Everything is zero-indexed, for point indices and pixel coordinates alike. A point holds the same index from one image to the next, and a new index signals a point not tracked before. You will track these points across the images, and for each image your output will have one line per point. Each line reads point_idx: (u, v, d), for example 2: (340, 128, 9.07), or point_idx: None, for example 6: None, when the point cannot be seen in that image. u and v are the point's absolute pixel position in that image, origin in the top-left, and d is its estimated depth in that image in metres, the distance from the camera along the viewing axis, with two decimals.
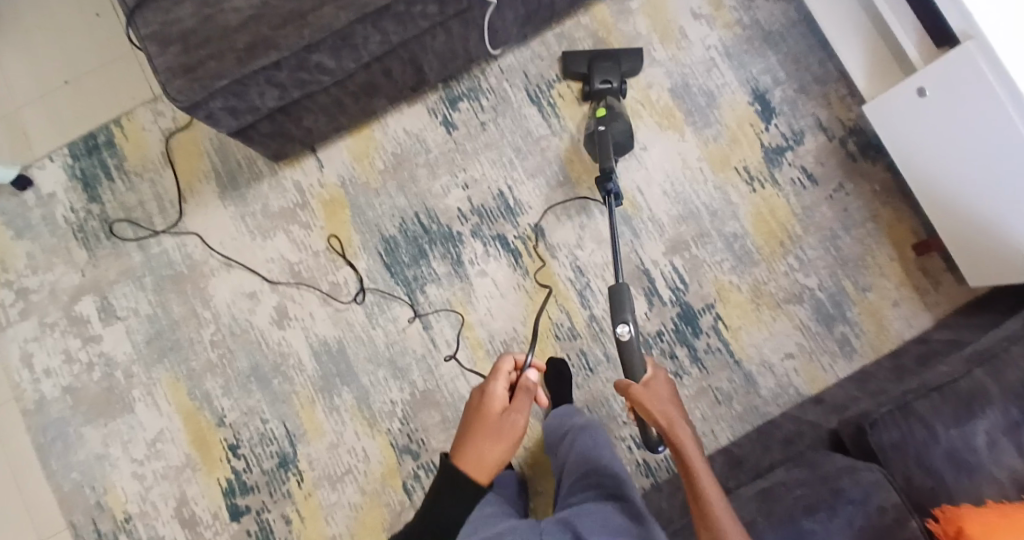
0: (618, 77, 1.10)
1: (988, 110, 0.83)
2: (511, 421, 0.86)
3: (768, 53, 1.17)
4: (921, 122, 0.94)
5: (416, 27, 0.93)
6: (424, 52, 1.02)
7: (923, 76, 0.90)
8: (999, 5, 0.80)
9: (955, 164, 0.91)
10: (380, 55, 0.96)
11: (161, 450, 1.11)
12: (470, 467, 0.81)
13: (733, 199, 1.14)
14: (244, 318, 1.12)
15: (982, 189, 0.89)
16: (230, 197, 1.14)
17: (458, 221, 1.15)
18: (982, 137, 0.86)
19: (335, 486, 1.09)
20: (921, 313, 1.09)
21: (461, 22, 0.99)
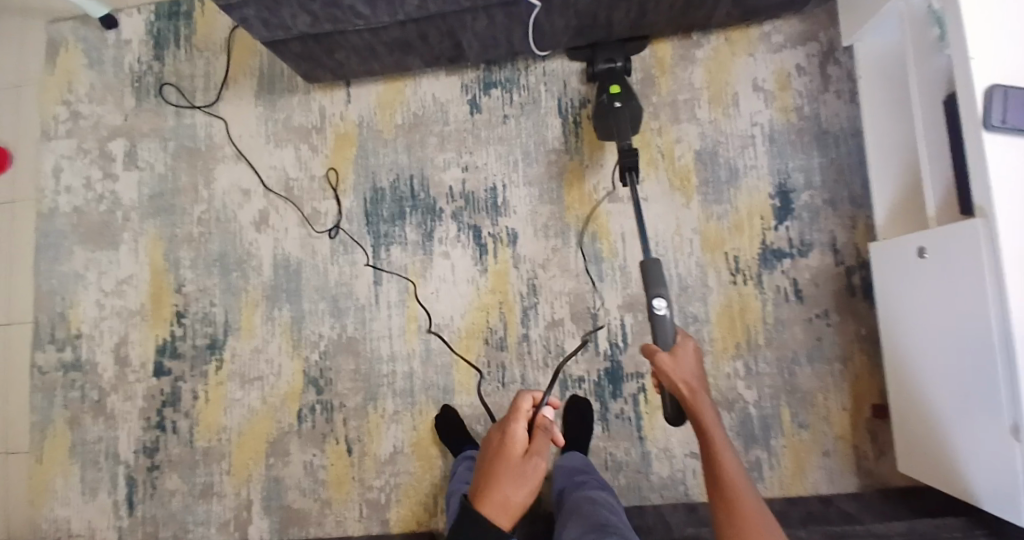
0: (622, 57, 1.11)
1: (969, 303, 0.77)
2: (534, 464, 0.75)
3: (813, 153, 1.10)
4: (913, 282, 0.88)
5: (455, 4, 0.95)
6: (464, 30, 1.05)
7: (928, 237, 0.84)
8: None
9: (932, 335, 0.85)
10: (416, 18, 1.00)
11: (125, 291, 1.25)
12: (494, 516, 0.71)
13: (709, 282, 1.09)
14: (231, 209, 1.23)
15: (941, 374, 0.84)
16: (263, 98, 1.24)
17: (446, 198, 1.18)
18: (961, 322, 0.79)
19: (243, 385, 1.19)
20: (848, 474, 1.03)
21: (505, 13, 1.01)
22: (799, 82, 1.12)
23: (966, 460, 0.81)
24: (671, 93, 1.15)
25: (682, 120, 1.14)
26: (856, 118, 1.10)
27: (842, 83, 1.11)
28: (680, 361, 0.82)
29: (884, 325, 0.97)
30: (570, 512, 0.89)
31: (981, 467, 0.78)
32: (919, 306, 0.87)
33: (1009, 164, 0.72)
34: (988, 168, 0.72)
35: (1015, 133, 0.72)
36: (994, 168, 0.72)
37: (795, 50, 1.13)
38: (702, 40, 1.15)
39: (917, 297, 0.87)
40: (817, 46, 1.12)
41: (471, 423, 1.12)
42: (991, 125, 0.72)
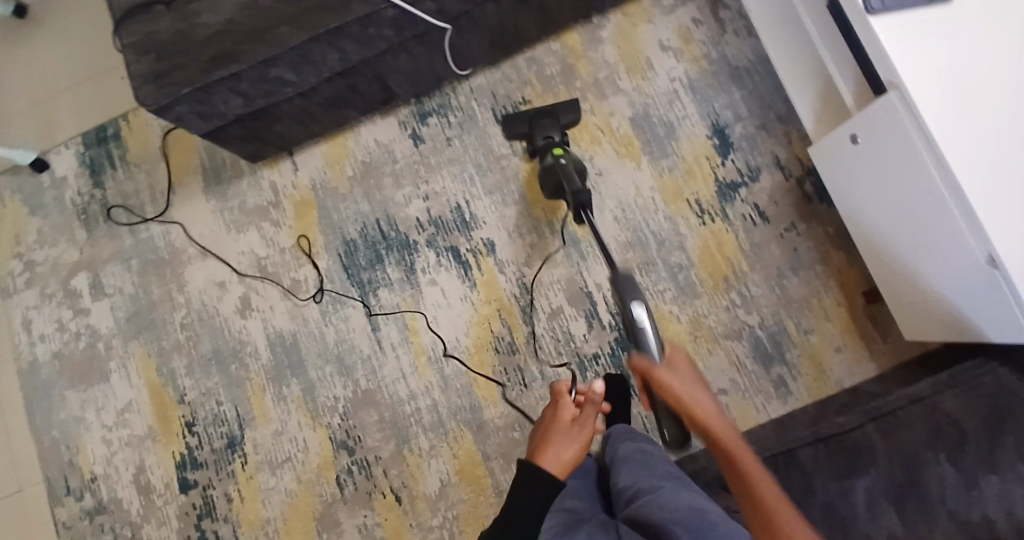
0: (559, 131, 1.19)
1: (908, 165, 0.84)
2: (579, 427, 0.85)
3: (732, 89, 1.18)
4: (860, 166, 0.94)
5: (375, 47, 1.00)
6: (389, 70, 1.10)
7: (857, 123, 0.91)
8: (922, 59, 0.79)
9: (888, 205, 0.92)
10: (342, 70, 1.04)
11: (128, 419, 1.22)
12: (549, 464, 0.79)
13: (681, 230, 1.15)
14: (212, 305, 1.23)
15: (909, 235, 0.90)
16: (213, 192, 1.26)
17: (416, 230, 1.21)
18: (907, 184, 0.86)
19: (275, 471, 1.17)
20: (864, 361, 1.09)
21: (422, 43, 1.06)
22: (699, 32, 1.21)
23: (961, 305, 0.86)
24: (591, 74, 1.23)
25: (609, 95, 1.22)
26: (759, 49, 1.19)
27: (735, 22, 1.21)
28: (678, 371, 0.77)
29: (848, 216, 1.04)
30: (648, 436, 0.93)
31: (976, 306, 0.83)
32: (870, 185, 0.94)
33: (898, 36, 0.80)
34: (882, 43, 0.80)
35: (895, 10, 0.80)
36: (887, 43, 0.80)
37: (687, 7, 1.23)
38: (602, 21, 1.24)
39: (865, 177, 0.94)
40: None
41: (508, 431, 1.14)
42: (874, 9, 0.80)
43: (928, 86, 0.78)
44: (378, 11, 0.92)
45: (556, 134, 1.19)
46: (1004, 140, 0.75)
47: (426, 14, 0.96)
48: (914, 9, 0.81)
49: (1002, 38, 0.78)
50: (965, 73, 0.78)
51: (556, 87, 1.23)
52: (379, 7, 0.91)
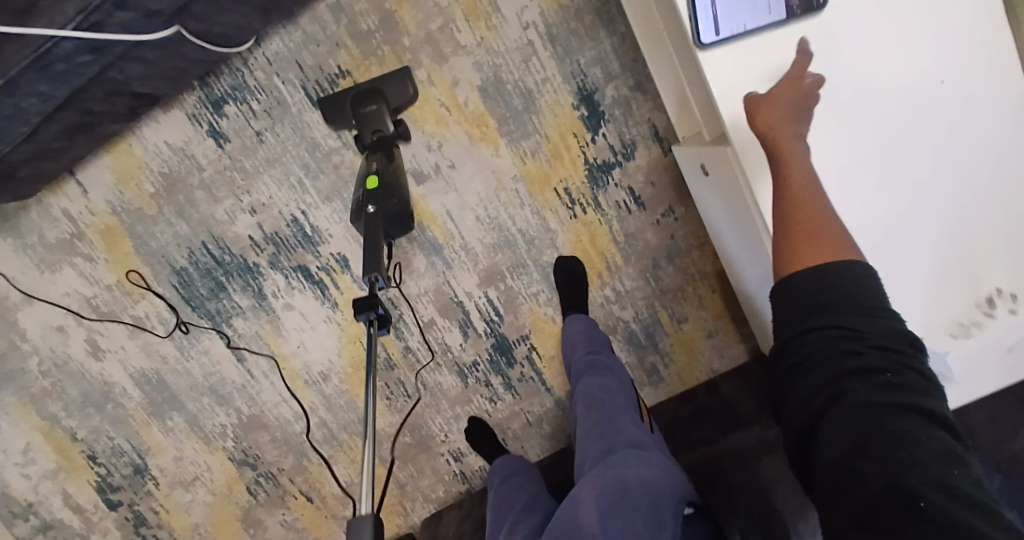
0: (390, 119, 0.93)
1: (749, 220, 0.71)
2: None
3: (601, 35, 0.92)
4: (714, 196, 0.80)
5: (78, 77, 0.77)
6: (130, 81, 0.85)
7: (705, 153, 0.74)
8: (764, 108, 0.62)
9: (737, 243, 0.80)
10: (57, 106, 0.81)
11: (35, 456, 1.19)
12: None
13: (551, 225, 0.99)
14: (61, 351, 1.13)
15: (757, 278, 0.80)
16: (5, 228, 1.07)
17: (253, 250, 1.04)
18: (753, 237, 0.73)
19: (188, 488, 1.21)
20: (734, 343, 1.02)
21: (151, 48, 0.79)
22: None
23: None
24: (421, 26, 0.93)
25: (449, 56, 0.94)
26: None
27: None
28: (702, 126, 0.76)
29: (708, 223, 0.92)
30: (591, 412, 0.83)
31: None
32: (722, 217, 0.81)
33: (734, 69, 0.62)
34: (718, 85, 0.62)
35: (735, 38, 0.61)
36: (723, 83, 0.62)
37: None
38: None
39: (716, 208, 0.81)
40: None
41: (400, 436, 1.11)
42: (706, 41, 0.61)
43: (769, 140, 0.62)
44: (48, 50, 0.71)
45: (387, 126, 0.93)
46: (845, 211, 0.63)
47: (120, 31, 0.73)
48: (765, 31, 0.61)
49: (868, 72, 0.62)
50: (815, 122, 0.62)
51: (378, 50, 0.95)
52: (45, 46, 0.70)
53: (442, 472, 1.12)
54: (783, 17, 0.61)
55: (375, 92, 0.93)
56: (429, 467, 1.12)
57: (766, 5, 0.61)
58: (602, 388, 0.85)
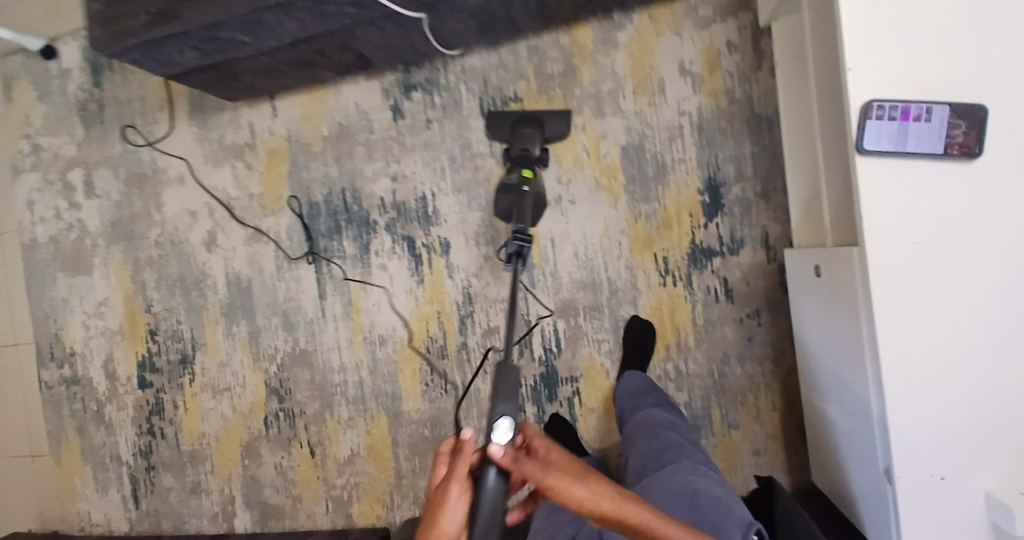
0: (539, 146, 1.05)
1: (850, 323, 0.74)
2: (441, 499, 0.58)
3: (745, 140, 1.02)
4: (818, 299, 0.84)
5: (336, 23, 0.93)
6: (359, 41, 1.02)
7: (824, 255, 0.79)
8: (904, 222, 0.66)
9: (825, 345, 0.84)
10: (304, 38, 0.98)
11: (105, 313, 1.34)
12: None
13: (638, 285, 1.08)
14: (183, 232, 1.29)
15: (835, 385, 0.83)
16: (196, 118, 1.27)
17: (378, 210, 1.19)
18: (846, 339, 0.76)
19: (216, 395, 1.29)
20: (777, 470, 1.04)
21: (393, 23, 0.97)
22: (729, 60, 1.02)
23: (853, 469, 0.82)
24: (594, 83, 1.08)
25: (606, 113, 1.08)
26: None
27: None
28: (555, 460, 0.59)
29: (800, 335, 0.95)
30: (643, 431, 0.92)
31: (862, 480, 0.79)
32: (818, 320, 0.85)
33: (878, 188, 0.67)
34: (863, 193, 0.67)
35: (891, 153, 0.66)
36: (870, 192, 0.67)
37: (725, 24, 1.02)
38: (623, 21, 1.06)
39: (815, 310, 0.86)
40: (749, 17, 1.01)
41: (419, 427, 1.19)
42: (866, 148, 0.66)
43: (896, 256, 0.67)
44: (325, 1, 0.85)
45: (534, 149, 1.05)
46: (948, 345, 0.66)
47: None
48: (921, 157, 0.65)
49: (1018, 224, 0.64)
50: (946, 259, 0.66)
51: (552, 90, 1.10)
52: None
53: None
54: (941, 150, 0.64)
55: (533, 121, 1.07)
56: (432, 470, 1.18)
57: (929, 138, 0.64)
58: (659, 421, 0.93)
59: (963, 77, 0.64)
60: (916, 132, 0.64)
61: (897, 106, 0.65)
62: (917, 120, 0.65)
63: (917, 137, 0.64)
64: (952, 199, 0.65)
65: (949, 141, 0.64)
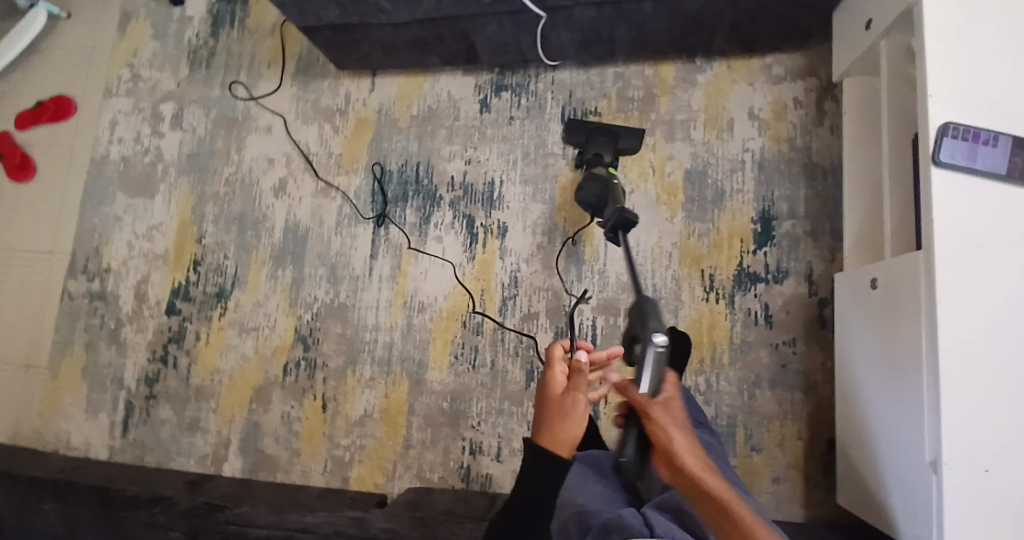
0: (610, 153, 1.12)
1: (908, 323, 0.81)
2: (574, 399, 0.69)
3: (800, 184, 1.13)
4: (872, 310, 0.91)
5: (471, 6, 1.05)
6: (478, 31, 1.14)
7: (885, 265, 0.88)
8: (971, 228, 0.75)
9: (873, 353, 0.91)
10: (434, 17, 1.10)
11: (154, 236, 1.37)
12: (548, 444, 0.67)
13: (682, 296, 1.14)
14: (255, 175, 1.35)
15: (881, 390, 0.89)
16: (298, 79, 1.38)
17: (447, 187, 1.27)
18: (901, 340, 0.83)
19: (241, 334, 1.29)
20: (795, 503, 1.04)
21: (515, 21, 1.09)
22: (793, 114, 1.15)
23: (893, 476, 0.85)
24: (670, 113, 1.19)
25: (677, 138, 1.18)
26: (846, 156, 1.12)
27: (836, 119, 1.14)
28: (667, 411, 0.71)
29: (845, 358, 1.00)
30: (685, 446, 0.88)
31: (903, 484, 0.82)
32: (869, 330, 0.92)
33: (947, 198, 0.76)
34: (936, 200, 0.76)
35: (963, 168, 0.75)
36: (942, 199, 0.76)
37: (794, 84, 1.16)
38: (704, 66, 1.20)
39: (867, 322, 0.93)
40: (816, 82, 1.15)
41: (439, 399, 1.19)
42: (942, 160, 0.76)
43: (960, 257, 0.74)
44: None
45: (607, 155, 1.12)
46: (1000, 341, 0.72)
47: None
48: (988, 176, 0.75)
49: None
50: (1009, 264, 0.73)
51: (632, 111, 1.21)
52: None
53: (452, 456, 1.16)
54: (1003, 173, 0.75)
55: (611, 134, 1.15)
56: (444, 444, 1.16)
57: (994, 161, 0.75)
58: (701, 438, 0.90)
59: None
60: (983, 153, 0.75)
61: (970, 130, 0.75)
62: (986, 144, 0.75)
63: (986, 157, 0.75)
64: (1015, 213, 0.74)
65: (1012, 165, 0.74)
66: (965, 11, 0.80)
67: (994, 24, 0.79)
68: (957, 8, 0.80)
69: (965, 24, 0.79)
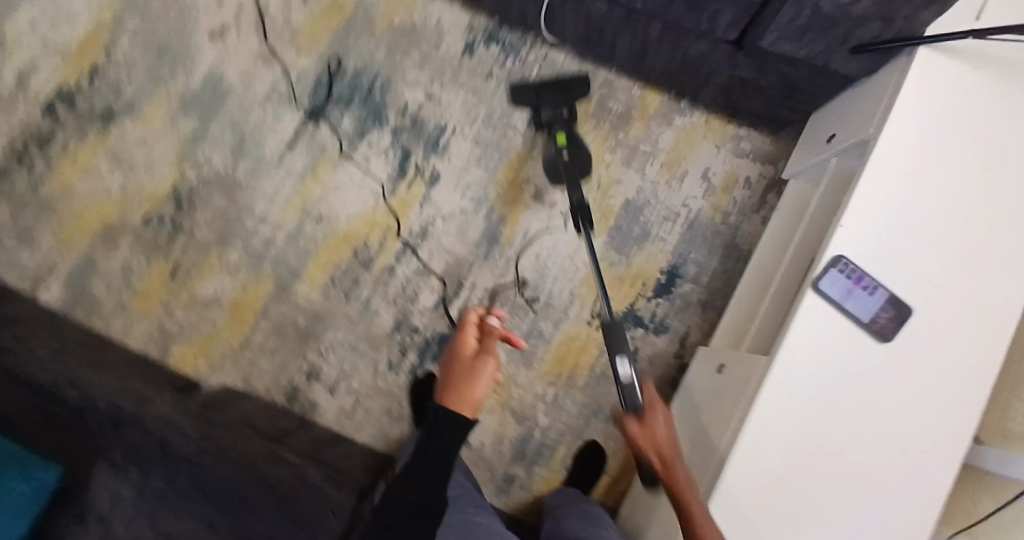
0: (567, 106, 1.14)
1: (726, 409, 0.85)
2: (483, 361, 0.91)
3: (717, 256, 1.15)
4: (710, 386, 0.96)
5: None
6: None
7: (733, 355, 0.93)
8: (813, 349, 0.79)
9: (692, 423, 0.96)
10: None
11: (59, 20, 1.19)
12: (458, 399, 0.87)
13: (570, 312, 1.15)
14: (199, 6, 1.20)
15: (681, 455, 0.93)
16: None
17: (396, 112, 1.19)
18: (714, 421, 0.88)
19: (114, 164, 1.15)
20: None
21: None
22: (741, 191, 1.17)
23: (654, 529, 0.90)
24: (637, 139, 1.18)
25: (631, 166, 1.17)
26: None
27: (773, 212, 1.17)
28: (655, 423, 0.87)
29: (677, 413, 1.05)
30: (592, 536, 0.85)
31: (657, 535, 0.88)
32: (699, 403, 0.97)
33: (812, 316, 0.79)
34: (800, 315, 0.79)
35: (833, 298, 0.79)
36: (804, 315, 0.79)
37: (754, 164, 1.18)
38: (686, 111, 1.18)
39: (701, 394, 0.98)
40: (772, 171, 1.18)
41: (297, 315, 1.12)
42: (821, 284, 0.79)
43: (795, 372, 0.78)
44: None
45: (564, 113, 1.13)
46: (792, 444, 0.77)
47: None
48: (848, 316, 0.79)
49: (885, 392, 0.78)
50: (831, 391, 0.78)
51: (605, 122, 1.18)
52: None
53: (287, 374, 1.10)
54: (865, 320, 0.78)
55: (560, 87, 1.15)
56: (284, 360, 1.10)
57: (864, 306, 0.78)
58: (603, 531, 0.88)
59: (901, 282, 0.80)
60: (858, 295, 0.78)
61: (855, 271, 0.79)
62: (863, 289, 0.78)
63: (857, 300, 0.78)
64: (855, 351, 0.79)
65: (872, 316, 0.78)
66: (909, 161, 0.81)
67: (923, 185, 0.81)
68: (904, 154, 0.81)
69: (901, 174, 0.81)
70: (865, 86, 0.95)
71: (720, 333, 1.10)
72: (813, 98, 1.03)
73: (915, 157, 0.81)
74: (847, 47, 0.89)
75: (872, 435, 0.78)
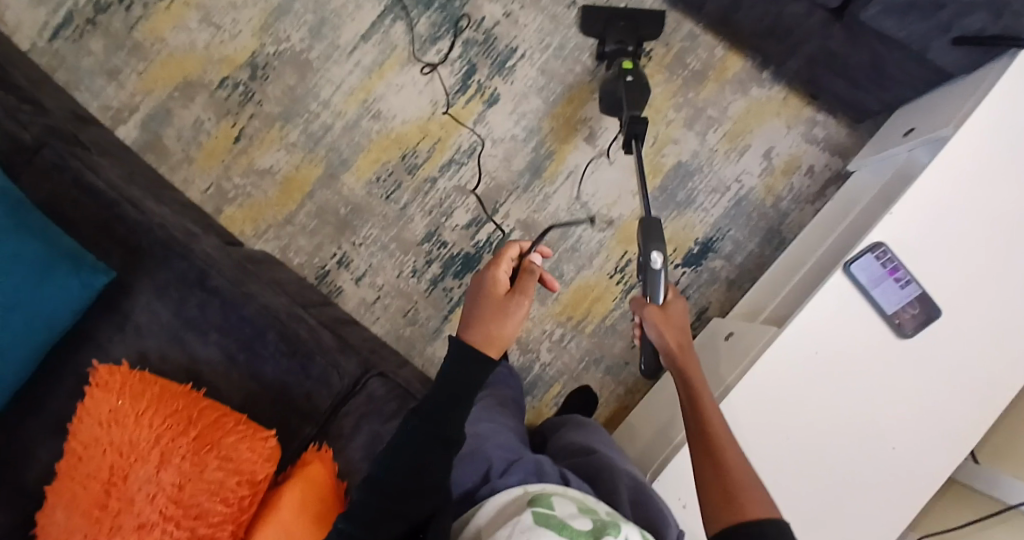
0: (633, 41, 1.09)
1: (724, 373, 0.86)
2: (517, 302, 0.65)
3: (756, 237, 1.13)
4: (715, 351, 0.97)
5: None
6: None
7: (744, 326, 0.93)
8: (828, 329, 0.78)
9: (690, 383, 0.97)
10: None
11: None
12: (479, 340, 0.63)
13: (595, 259, 1.16)
14: None
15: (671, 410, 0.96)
16: None
17: (472, 24, 1.18)
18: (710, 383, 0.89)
19: (202, 22, 1.20)
20: None
21: None
22: (799, 178, 1.14)
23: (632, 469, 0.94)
24: (705, 102, 1.14)
25: (693, 128, 1.14)
26: None
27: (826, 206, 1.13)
28: (672, 320, 0.78)
29: None
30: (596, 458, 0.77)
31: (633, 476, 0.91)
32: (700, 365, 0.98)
33: (832, 297, 0.78)
34: (821, 294, 0.78)
35: (860, 285, 0.77)
36: (825, 296, 0.78)
37: (820, 153, 1.14)
38: (765, 82, 1.14)
39: (705, 357, 0.99)
40: (837, 165, 1.14)
41: (338, 201, 1.17)
42: (851, 267, 0.77)
43: (800, 346, 0.78)
44: None
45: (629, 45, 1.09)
46: (785, 414, 0.78)
47: None
48: (875, 305, 0.77)
49: (895, 384, 0.77)
50: (838, 373, 0.78)
51: (678, 76, 1.14)
52: None
53: (319, 253, 1.17)
54: (891, 313, 0.76)
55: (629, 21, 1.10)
56: (319, 239, 1.17)
57: (893, 299, 0.76)
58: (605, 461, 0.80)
59: (937, 283, 0.78)
60: (888, 285, 0.76)
61: (892, 262, 0.77)
62: (896, 279, 0.76)
63: (885, 289, 0.76)
64: (871, 340, 0.78)
65: (902, 308, 0.76)
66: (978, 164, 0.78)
67: (988, 192, 0.78)
68: (974, 156, 0.78)
69: (966, 176, 0.78)
70: (957, 87, 0.91)
71: (739, 306, 1.10)
72: (898, 92, 0.98)
73: (985, 161, 0.78)
74: (947, 37, 0.84)
75: (873, 422, 0.77)
